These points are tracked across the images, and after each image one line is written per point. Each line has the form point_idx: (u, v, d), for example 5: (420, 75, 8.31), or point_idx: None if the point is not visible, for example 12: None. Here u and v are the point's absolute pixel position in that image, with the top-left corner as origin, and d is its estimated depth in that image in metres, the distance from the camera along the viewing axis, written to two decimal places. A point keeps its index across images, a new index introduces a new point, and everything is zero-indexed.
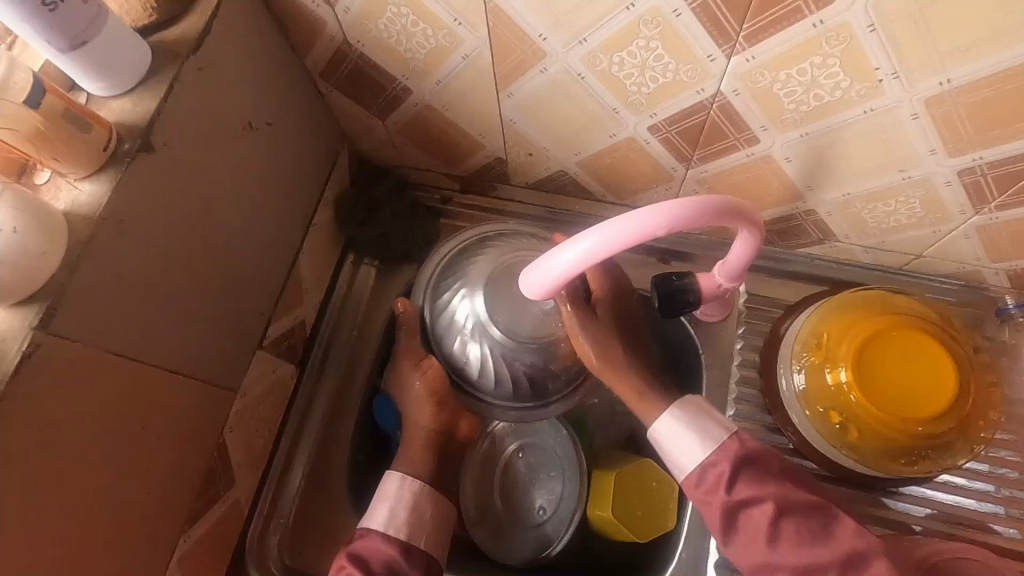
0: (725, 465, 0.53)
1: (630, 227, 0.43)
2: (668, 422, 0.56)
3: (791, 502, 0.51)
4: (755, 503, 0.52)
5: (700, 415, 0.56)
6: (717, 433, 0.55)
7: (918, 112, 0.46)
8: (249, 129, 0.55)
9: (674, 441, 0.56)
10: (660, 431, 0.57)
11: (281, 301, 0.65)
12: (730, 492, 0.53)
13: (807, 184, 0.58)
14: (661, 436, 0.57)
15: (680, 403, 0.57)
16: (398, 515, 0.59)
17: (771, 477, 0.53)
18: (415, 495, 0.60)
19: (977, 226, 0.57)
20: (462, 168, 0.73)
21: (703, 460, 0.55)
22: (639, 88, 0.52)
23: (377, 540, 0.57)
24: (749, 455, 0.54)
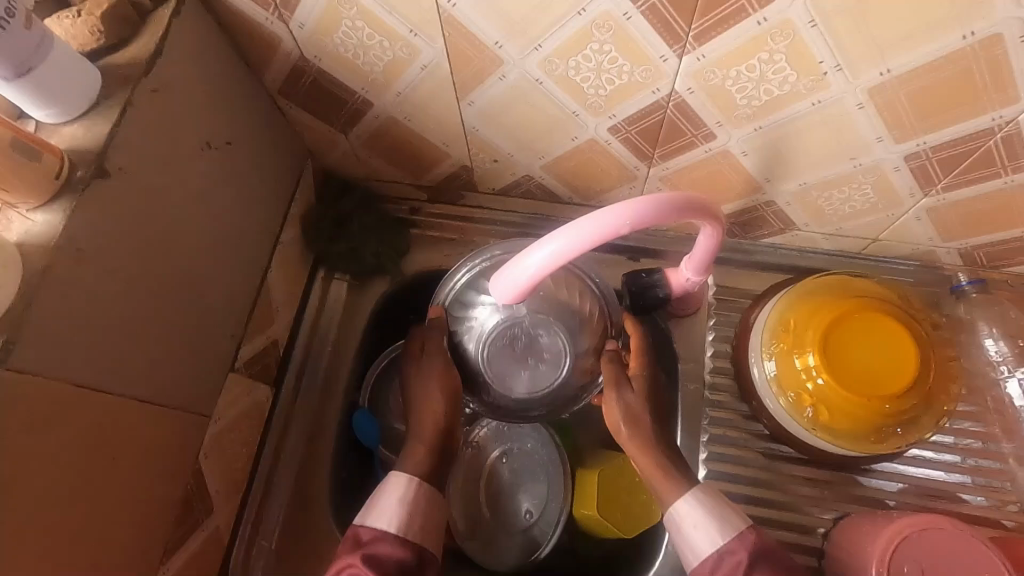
0: (743, 554, 0.50)
1: (596, 226, 0.44)
2: (684, 508, 0.54)
3: None
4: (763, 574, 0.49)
5: (718, 502, 0.54)
6: (736, 523, 0.53)
7: (862, 102, 0.48)
8: (208, 148, 0.54)
9: (692, 525, 0.53)
10: (679, 513, 0.54)
11: (252, 321, 0.64)
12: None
13: (764, 176, 0.60)
14: (679, 519, 0.54)
15: (699, 488, 0.55)
16: (410, 518, 0.53)
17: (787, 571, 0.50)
18: (412, 502, 0.54)
19: (927, 208, 0.60)
20: (429, 178, 0.73)
21: (720, 545, 0.52)
22: (596, 91, 0.53)
23: (390, 544, 0.51)
24: (766, 549, 0.51)
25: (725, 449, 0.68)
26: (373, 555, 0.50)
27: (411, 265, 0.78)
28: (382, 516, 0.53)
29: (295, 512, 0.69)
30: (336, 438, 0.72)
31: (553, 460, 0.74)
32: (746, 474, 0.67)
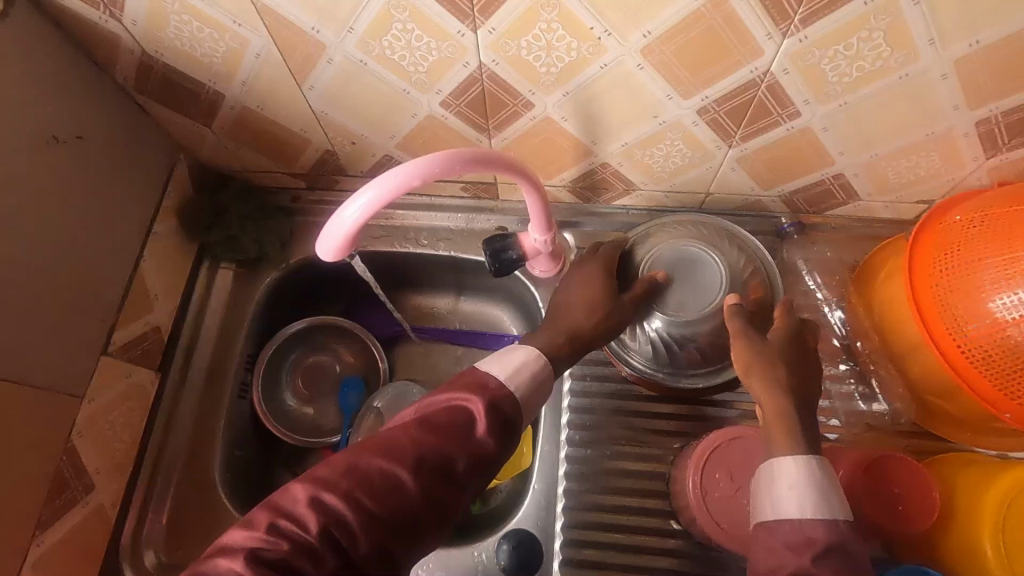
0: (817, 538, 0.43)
1: (397, 178, 0.49)
2: (788, 467, 0.46)
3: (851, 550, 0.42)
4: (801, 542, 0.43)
5: (829, 483, 0.46)
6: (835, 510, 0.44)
7: (640, 63, 0.55)
8: (54, 142, 0.58)
9: (789, 485, 0.45)
10: (781, 469, 0.46)
11: (125, 308, 0.67)
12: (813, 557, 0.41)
13: (590, 139, 0.66)
14: (779, 472, 0.46)
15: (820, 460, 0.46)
16: (520, 377, 0.53)
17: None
18: (541, 374, 0.54)
19: (736, 158, 0.67)
20: (301, 165, 0.78)
21: (807, 514, 0.44)
22: (416, 68, 0.58)
23: (509, 401, 0.51)
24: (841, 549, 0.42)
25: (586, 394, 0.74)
26: (494, 401, 0.50)
27: (296, 251, 0.82)
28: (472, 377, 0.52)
29: (185, 489, 0.72)
30: (225, 417, 0.76)
31: None
32: (602, 415, 0.72)
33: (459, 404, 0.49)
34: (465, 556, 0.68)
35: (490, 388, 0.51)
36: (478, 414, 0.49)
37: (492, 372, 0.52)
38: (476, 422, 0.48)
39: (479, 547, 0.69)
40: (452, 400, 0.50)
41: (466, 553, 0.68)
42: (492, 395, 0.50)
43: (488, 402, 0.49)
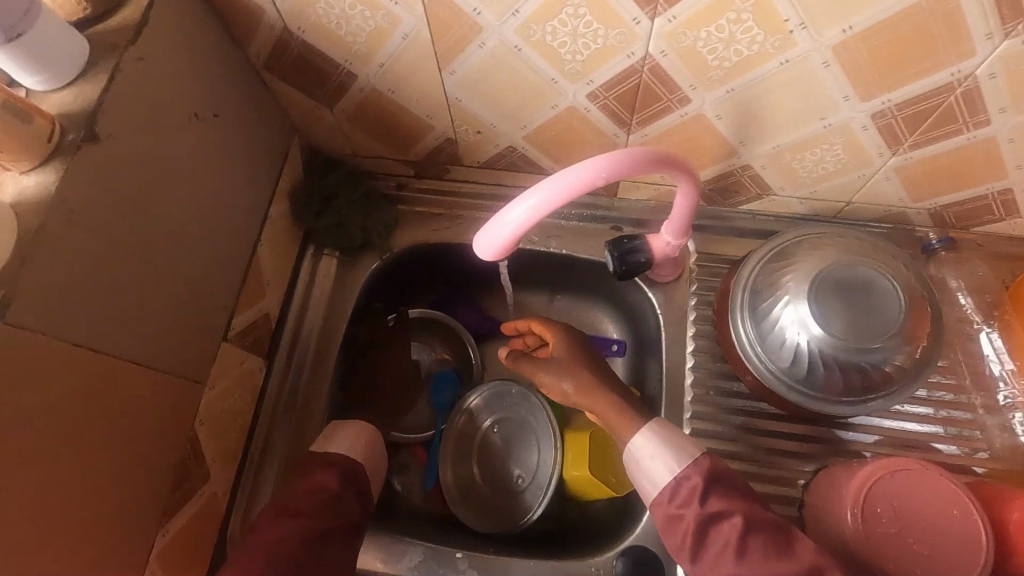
0: (697, 478, 0.55)
1: (571, 181, 0.46)
2: (640, 442, 0.59)
3: (757, 520, 0.52)
4: (724, 517, 0.52)
5: (680, 433, 0.60)
6: (691, 451, 0.57)
7: (828, 60, 0.50)
8: (195, 119, 0.55)
9: (649, 456, 0.58)
10: (637, 447, 0.59)
11: (242, 293, 0.65)
12: (703, 504, 0.53)
13: (739, 139, 0.62)
14: (638, 452, 0.59)
15: (655, 422, 0.61)
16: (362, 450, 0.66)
17: (734, 493, 0.54)
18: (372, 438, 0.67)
19: (895, 167, 0.62)
20: (415, 153, 0.75)
21: (678, 472, 0.56)
22: (573, 56, 0.55)
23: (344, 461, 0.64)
24: (718, 475, 0.56)
25: (705, 408, 0.70)
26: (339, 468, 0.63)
27: (400, 240, 0.79)
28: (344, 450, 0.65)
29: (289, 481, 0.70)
30: (328, 409, 0.74)
31: (545, 427, 0.77)
32: (723, 430, 0.69)
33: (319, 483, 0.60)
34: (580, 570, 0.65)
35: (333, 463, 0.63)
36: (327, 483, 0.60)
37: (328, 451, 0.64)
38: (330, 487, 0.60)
39: (594, 562, 0.66)
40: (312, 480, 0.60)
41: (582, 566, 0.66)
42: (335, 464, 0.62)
43: (325, 474, 0.61)
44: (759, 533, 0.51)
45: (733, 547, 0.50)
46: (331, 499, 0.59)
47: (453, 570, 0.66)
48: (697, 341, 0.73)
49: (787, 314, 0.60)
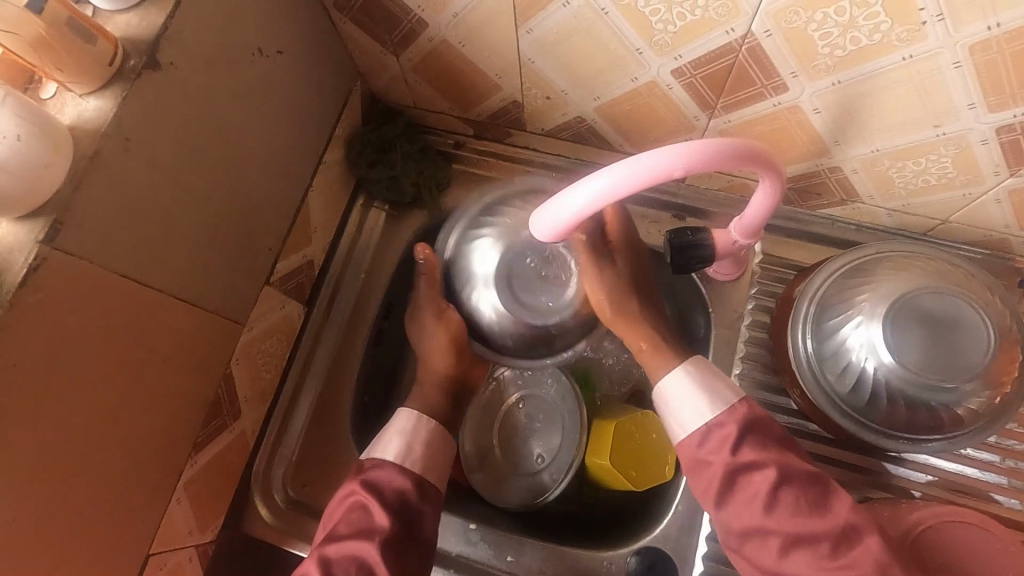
0: (732, 425, 0.53)
1: (643, 170, 0.43)
2: (677, 380, 0.57)
3: (790, 469, 0.51)
4: (756, 469, 0.51)
5: (713, 375, 0.57)
6: (728, 396, 0.56)
7: (960, 60, 0.44)
8: (259, 54, 0.53)
9: (680, 398, 0.57)
10: (667, 388, 0.58)
11: (289, 238, 0.64)
12: (735, 454, 0.52)
13: (834, 138, 0.56)
14: (668, 392, 0.58)
15: (693, 364, 0.58)
16: (414, 449, 0.61)
17: (772, 441, 0.53)
18: (428, 432, 0.63)
19: (1010, 189, 0.55)
20: (477, 112, 0.71)
21: (709, 418, 0.55)
22: (664, 27, 0.49)
23: (390, 471, 0.59)
24: (755, 420, 0.54)
25: None
26: (375, 484, 0.58)
27: (450, 200, 0.77)
28: (387, 455, 0.60)
29: (316, 428, 0.71)
30: (360, 362, 0.73)
31: (571, 411, 0.74)
32: None
33: (359, 498, 0.56)
34: (591, 562, 0.64)
35: (367, 469, 0.59)
36: (365, 500, 0.56)
37: (382, 457, 0.60)
38: (370, 507, 0.56)
39: (605, 557, 0.64)
40: (349, 495, 0.57)
41: (593, 562, 0.64)
42: (368, 477, 0.58)
43: (365, 486, 0.57)
44: (793, 487, 0.50)
45: (762, 499, 0.50)
46: (370, 526, 0.55)
47: (465, 541, 0.66)
48: (747, 347, 0.68)
49: (856, 336, 0.55)
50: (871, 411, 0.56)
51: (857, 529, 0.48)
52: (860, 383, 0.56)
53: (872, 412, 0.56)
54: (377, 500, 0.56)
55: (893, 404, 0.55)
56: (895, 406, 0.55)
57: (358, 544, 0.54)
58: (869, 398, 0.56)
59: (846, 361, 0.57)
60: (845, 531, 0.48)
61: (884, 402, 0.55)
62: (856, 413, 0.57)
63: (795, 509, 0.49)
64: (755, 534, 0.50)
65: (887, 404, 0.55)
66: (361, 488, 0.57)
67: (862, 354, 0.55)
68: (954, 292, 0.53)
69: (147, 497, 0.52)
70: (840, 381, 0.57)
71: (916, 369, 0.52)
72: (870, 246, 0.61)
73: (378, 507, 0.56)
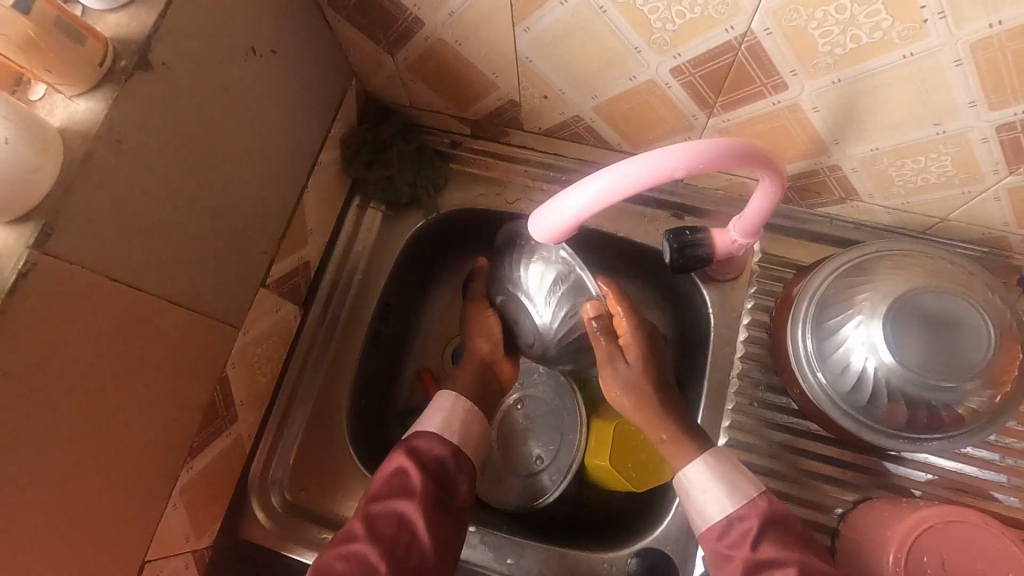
0: (753, 521, 0.53)
1: (645, 168, 0.42)
2: (699, 471, 0.57)
3: (812, 568, 0.50)
4: (777, 566, 0.50)
5: (738, 470, 0.56)
6: (748, 490, 0.55)
7: (961, 58, 0.44)
8: (252, 54, 0.53)
9: (702, 491, 0.56)
10: (689, 478, 0.57)
11: (285, 240, 0.64)
12: (755, 549, 0.52)
13: (833, 136, 0.55)
14: (689, 484, 0.57)
15: (714, 453, 0.58)
16: (453, 425, 0.62)
17: (794, 540, 0.52)
18: (469, 423, 0.63)
19: (1009, 187, 0.54)
20: (474, 111, 0.70)
21: (731, 512, 0.54)
22: (663, 25, 0.49)
23: (429, 440, 0.60)
24: (778, 518, 0.53)
25: (741, 417, 0.66)
26: (417, 450, 0.59)
27: (447, 201, 0.76)
28: (429, 428, 0.62)
29: (313, 432, 0.70)
30: (358, 365, 0.73)
31: (571, 412, 0.74)
32: (763, 444, 0.65)
33: (400, 462, 0.58)
34: (592, 563, 0.64)
35: (408, 437, 0.61)
36: (407, 464, 0.58)
37: (426, 428, 0.62)
38: (411, 469, 0.57)
39: (606, 558, 0.64)
40: (392, 459, 0.58)
41: (592, 560, 0.64)
42: (410, 443, 0.60)
43: (407, 451, 0.59)
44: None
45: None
46: (411, 486, 0.57)
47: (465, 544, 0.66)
48: (746, 347, 0.68)
49: (856, 336, 0.55)
50: (872, 411, 0.56)
51: None
52: (861, 383, 0.56)
53: (873, 412, 0.56)
54: (419, 465, 0.58)
55: (894, 403, 0.55)
56: (896, 405, 0.55)
57: (401, 504, 0.56)
58: (869, 398, 0.56)
59: (846, 361, 0.56)
60: None
61: (886, 402, 0.55)
62: (856, 414, 0.57)
63: None
64: None
65: (888, 403, 0.55)
66: (404, 453, 0.58)
67: (862, 354, 0.55)
68: (955, 291, 0.53)
69: (143, 504, 0.51)
70: (840, 381, 0.57)
71: (917, 368, 0.52)
72: (869, 245, 0.61)
73: (418, 471, 0.57)
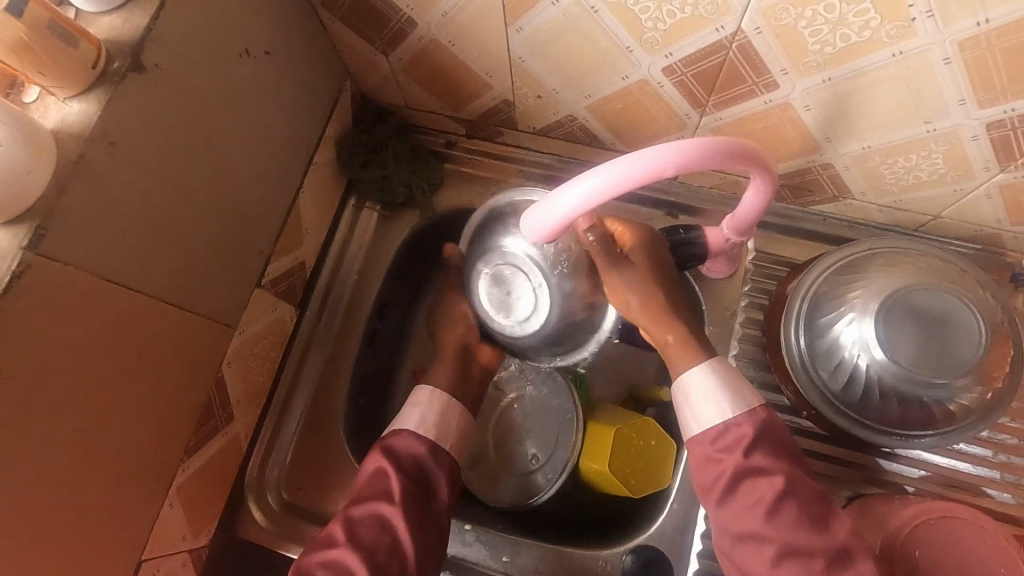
0: (749, 428, 0.52)
1: (637, 166, 0.42)
2: (700, 377, 0.55)
3: (798, 484, 0.50)
4: (766, 476, 0.50)
5: (740, 380, 0.55)
6: (750, 400, 0.54)
7: (950, 56, 0.44)
8: (246, 55, 0.53)
9: (702, 396, 0.54)
10: (689, 383, 0.55)
11: (280, 240, 0.64)
12: (746, 456, 0.51)
13: (825, 134, 0.56)
14: (688, 389, 0.55)
15: (716, 362, 0.56)
16: (429, 417, 0.62)
17: (784, 456, 0.52)
18: (444, 406, 0.63)
19: (1001, 185, 0.55)
20: (468, 111, 0.70)
21: (729, 418, 0.53)
22: (654, 25, 0.49)
23: (409, 439, 0.60)
24: (771, 432, 0.53)
25: None
26: (392, 449, 0.59)
27: (442, 200, 0.76)
28: (408, 425, 0.61)
29: (309, 431, 0.70)
30: (354, 364, 0.73)
31: (567, 411, 0.74)
32: None
33: (377, 462, 0.58)
34: (586, 562, 0.64)
35: (387, 437, 0.61)
36: (386, 465, 0.58)
37: (404, 426, 0.61)
38: (389, 470, 0.57)
39: (600, 555, 0.64)
40: (370, 461, 0.59)
41: (587, 559, 0.64)
42: (387, 443, 0.60)
43: (386, 452, 0.59)
44: (796, 501, 0.49)
45: (765, 505, 0.49)
46: (390, 487, 0.57)
47: (460, 542, 0.66)
48: (741, 345, 0.68)
49: (848, 334, 0.56)
50: (865, 409, 0.57)
51: (851, 552, 0.47)
52: (854, 380, 0.56)
53: (866, 409, 0.57)
54: (396, 464, 0.58)
55: (887, 400, 0.55)
56: (890, 402, 0.55)
57: (382, 506, 0.56)
58: (863, 395, 0.56)
59: (839, 359, 0.57)
60: (840, 552, 0.47)
61: (879, 399, 0.55)
62: (850, 411, 0.57)
63: (796, 522, 0.48)
64: (750, 540, 0.49)
65: (881, 400, 0.55)
66: (381, 454, 0.59)
67: (855, 352, 0.55)
68: (947, 290, 0.53)
69: (139, 504, 0.52)
70: (833, 379, 0.57)
71: (910, 366, 0.52)
72: (862, 244, 0.61)
73: (396, 471, 0.57)
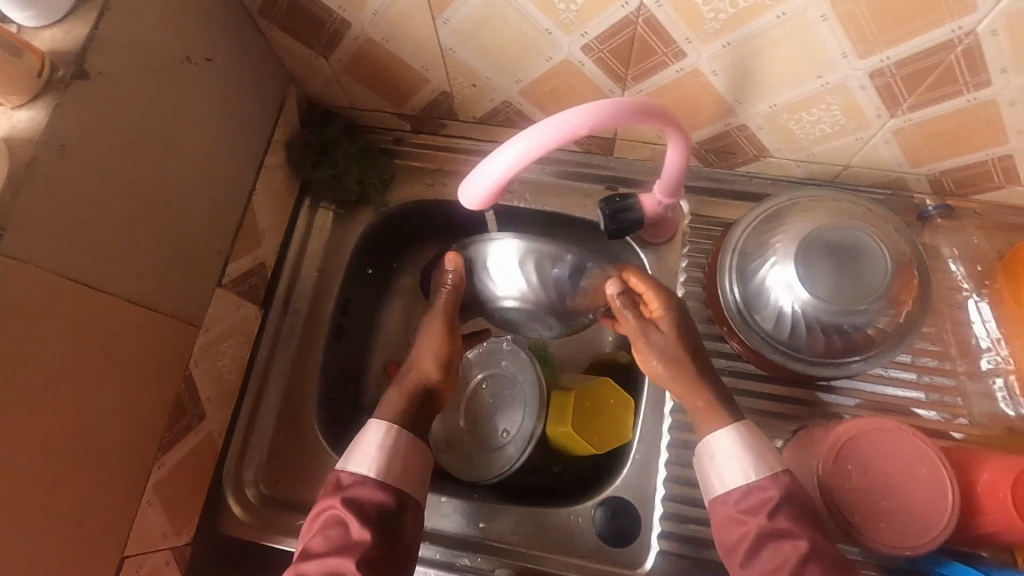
0: (773, 492, 0.53)
1: (555, 129, 0.46)
2: (727, 440, 0.57)
3: (822, 547, 0.50)
4: (791, 538, 0.50)
5: (767, 449, 0.56)
6: (773, 465, 0.55)
7: (826, 13, 0.50)
8: (188, 63, 0.56)
9: (728, 458, 0.56)
10: (716, 443, 0.57)
11: (238, 240, 0.66)
12: (772, 518, 0.52)
13: (735, 97, 0.61)
14: (715, 449, 0.57)
15: (743, 426, 0.58)
16: (394, 465, 0.58)
17: (805, 517, 0.52)
18: (410, 451, 0.60)
19: (894, 130, 0.61)
20: (410, 106, 0.74)
21: (753, 480, 0.54)
22: (566, 6, 0.54)
23: (372, 487, 0.57)
24: (797, 495, 0.53)
25: None
26: (356, 500, 0.55)
27: (395, 195, 0.79)
28: (371, 474, 0.57)
29: (282, 425, 0.72)
30: (322, 358, 0.75)
31: (530, 385, 0.77)
32: None
33: (338, 513, 0.55)
34: (562, 519, 0.68)
35: (345, 486, 0.57)
36: (347, 516, 0.54)
37: (365, 471, 0.58)
38: (349, 521, 0.54)
39: (574, 511, 0.68)
40: (328, 512, 0.55)
41: (561, 515, 0.68)
42: (350, 492, 0.56)
43: (347, 502, 0.55)
44: (821, 561, 0.49)
45: (790, 568, 0.49)
46: (349, 538, 0.53)
47: (439, 513, 0.69)
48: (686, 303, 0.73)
49: (773, 275, 0.61)
50: (796, 343, 0.61)
51: None
52: (783, 317, 0.61)
53: (797, 342, 0.61)
54: (358, 515, 0.54)
55: (814, 333, 0.60)
56: (817, 334, 0.60)
57: (341, 562, 0.52)
58: (792, 330, 0.61)
59: (767, 300, 0.62)
60: None
61: (808, 332, 0.60)
62: (784, 347, 0.62)
63: None
64: None
65: (809, 332, 0.60)
66: (341, 505, 0.55)
67: (780, 290, 0.60)
68: (855, 226, 0.59)
69: (116, 501, 0.53)
70: (765, 319, 0.62)
71: (828, 296, 0.57)
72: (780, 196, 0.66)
73: (356, 522, 0.54)
